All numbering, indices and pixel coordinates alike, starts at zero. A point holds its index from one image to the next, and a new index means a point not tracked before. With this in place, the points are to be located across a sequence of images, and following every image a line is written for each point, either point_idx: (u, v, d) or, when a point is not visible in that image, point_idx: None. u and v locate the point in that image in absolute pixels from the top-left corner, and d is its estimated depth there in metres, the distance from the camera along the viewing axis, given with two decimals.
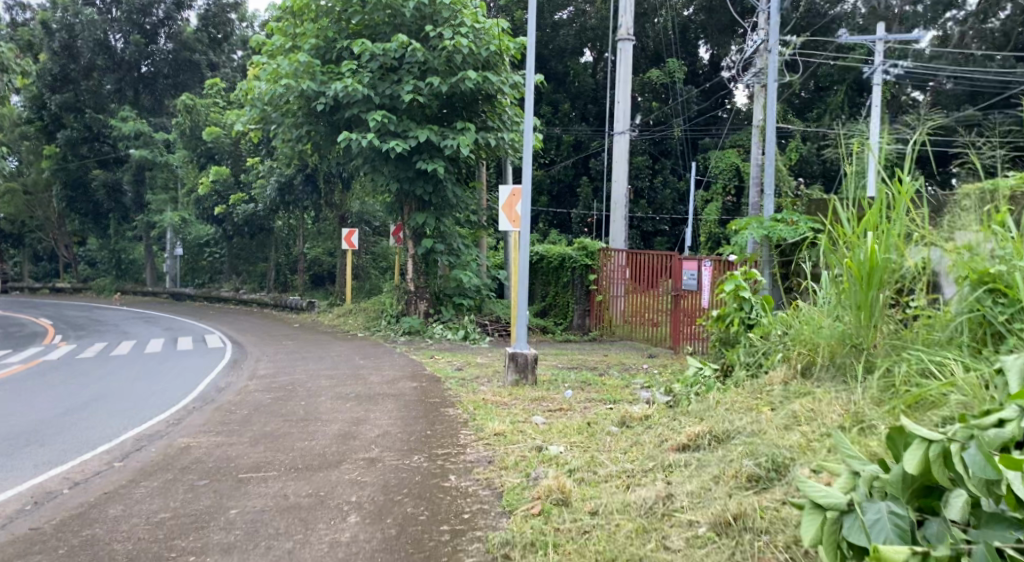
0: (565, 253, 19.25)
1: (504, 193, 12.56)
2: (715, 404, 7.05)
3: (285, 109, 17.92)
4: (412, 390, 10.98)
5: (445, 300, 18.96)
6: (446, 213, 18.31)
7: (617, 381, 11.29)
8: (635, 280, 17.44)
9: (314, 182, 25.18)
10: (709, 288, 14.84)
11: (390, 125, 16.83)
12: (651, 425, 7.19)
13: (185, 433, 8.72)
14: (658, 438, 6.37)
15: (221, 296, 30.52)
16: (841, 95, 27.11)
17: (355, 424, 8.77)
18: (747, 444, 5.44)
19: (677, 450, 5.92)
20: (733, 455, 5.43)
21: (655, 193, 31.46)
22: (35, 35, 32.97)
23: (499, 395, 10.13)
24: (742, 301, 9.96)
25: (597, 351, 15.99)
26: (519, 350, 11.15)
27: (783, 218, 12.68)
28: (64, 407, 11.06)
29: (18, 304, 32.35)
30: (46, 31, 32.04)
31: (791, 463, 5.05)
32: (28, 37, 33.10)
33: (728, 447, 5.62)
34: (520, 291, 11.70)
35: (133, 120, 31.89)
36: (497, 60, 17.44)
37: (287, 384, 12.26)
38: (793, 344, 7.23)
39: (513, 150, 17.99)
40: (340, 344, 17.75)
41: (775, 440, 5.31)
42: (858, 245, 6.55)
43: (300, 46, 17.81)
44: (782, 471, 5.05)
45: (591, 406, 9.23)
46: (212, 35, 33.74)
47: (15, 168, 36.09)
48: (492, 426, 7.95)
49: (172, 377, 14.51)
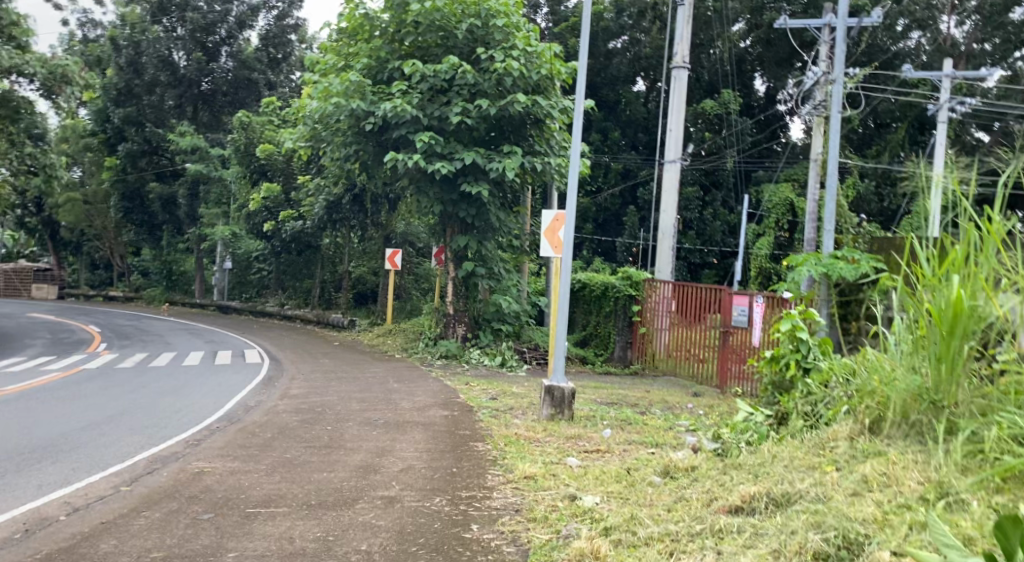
0: (608, 281, 18.59)
1: (548, 217, 11.98)
2: (770, 459, 6.39)
3: (334, 128, 17.64)
4: (442, 420, 10.41)
5: (483, 326, 18.36)
6: (489, 237, 17.80)
7: (659, 421, 10.62)
8: (681, 313, 16.74)
9: (361, 201, 24.93)
10: (761, 325, 14.14)
11: (436, 146, 16.43)
12: (698, 478, 6.56)
13: (201, 456, 8.26)
14: (708, 495, 5.74)
15: (265, 311, 30.38)
16: (903, 132, 26.35)
17: (379, 456, 8.22)
18: (812, 513, 4.79)
19: (727, 512, 5.30)
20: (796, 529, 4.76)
21: (704, 224, 30.67)
22: (103, 50, 33.47)
23: (533, 430, 9.51)
24: (798, 342, 9.38)
25: (639, 387, 15.25)
26: (557, 384, 10.55)
27: (843, 255, 11.95)
28: (86, 420, 10.71)
29: (68, 310, 32.61)
30: (114, 46, 32.51)
31: (866, 541, 4.41)
32: (98, 51, 33.55)
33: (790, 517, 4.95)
34: (559, 319, 11.09)
35: (190, 134, 32.11)
36: (547, 84, 17.00)
37: (316, 406, 11.78)
38: (860, 396, 6.58)
39: (559, 176, 17.39)
40: (377, 365, 17.28)
41: (847, 510, 4.69)
42: (940, 288, 5.87)
43: (352, 65, 17.52)
44: (854, 548, 4.44)
45: (631, 449, 8.59)
46: (272, 54, 33.83)
47: (76, 178, 36.68)
48: (523, 467, 7.34)
49: (202, 392, 14.15)
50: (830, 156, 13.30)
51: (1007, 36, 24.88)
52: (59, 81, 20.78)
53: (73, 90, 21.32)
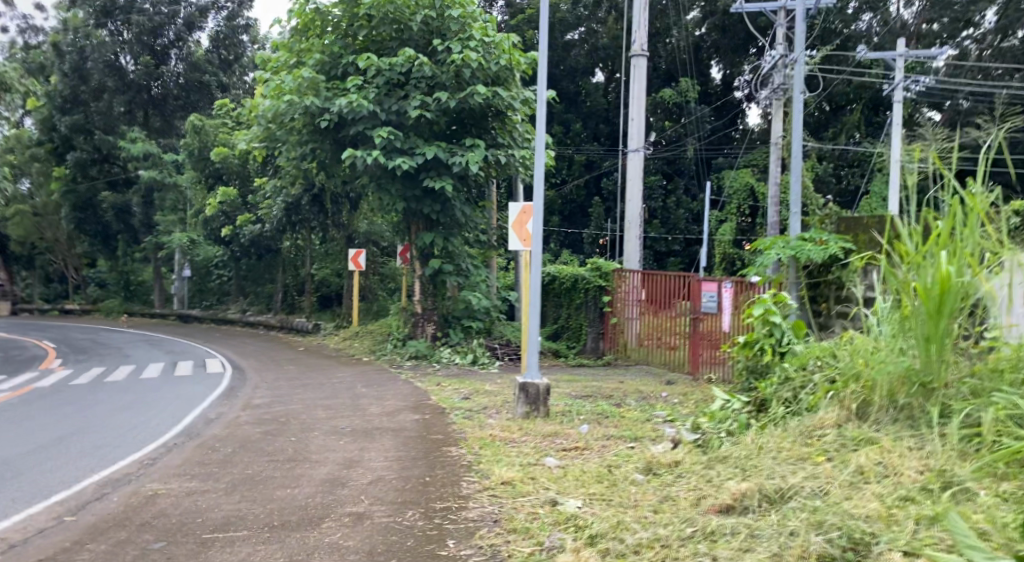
0: (578, 273, 18.36)
1: (514, 210, 11.64)
2: (756, 450, 6.10)
3: (289, 127, 17.13)
4: (412, 425, 10.04)
5: (453, 323, 17.99)
6: (454, 233, 17.49)
7: (635, 414, 10.33)
8: (650, 301, 16.51)
9: (321, 202, 24.32)
10: (730, 311, 13.96)
11: (396, 141, 15.98)
12: (683, 474, 6.24)
13: (156, 477, 7.81)
14: (696, 493, 5.46)
15: (227, 318, 29.68)
16: (858, 113, 26.34)
17: (347, 467, 7.83)
18: (812, 512, 4.59)
19: (718, 511, 5.03)
20: (791, 531, 4.51)
21: (668, 213, 30.58)
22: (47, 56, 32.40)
23: (508, 430, 9.18)
24: (772, 326, 9.24)
25: (612, 378, 15.01)
26: (531, 380, 10.22)
27: (811, 237, 11.69)
28: (36, 442, 10.17)
29: (23, 326, 31.65)
30: (57, 52, 31.32)
31: (873, 540, 4.24)
32: (41, 58, 32.60)
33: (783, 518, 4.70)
34: (531, 313, 10.73)
35: (141, 140, 31.23)
36: (507, 75, 16.57)
37: (281, 416, 11.32)
38: (843, 380, 6.34)
39: (523, 168, 17.05)
40: (343, 369, 16.83)
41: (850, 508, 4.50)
42: (924, 266, 5.62)
43: (305, 62, 17.00)
44: (860, 549, 4.25)
45: (610, 445, 8.28)
46: (223, 56, 32.86)
47: (25, 190, 35.63)
48: (501, 471, 7.00)
49: (161, 406, 13.60)
50: (795, 136, 13.05)
51: (954, 15, 24.52)
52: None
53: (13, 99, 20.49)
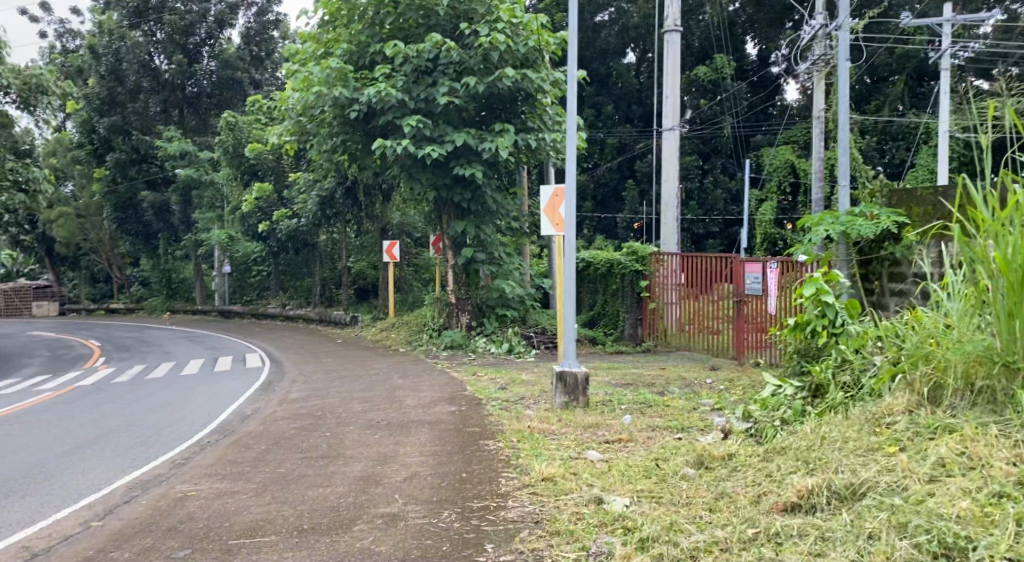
0: (613, 257, 17.76)
1: (546, 193, 11.18)
2: (817, 439, 5.68)
3: (320, 119, 16.92)
4: (449, 417, 9.68)
5: (487, 312, 17.65)
6: (486, 221, 17.09)
7: (681, 402, 9.88)
8: (690, 285, 16.00)
9: (354, 195, 24.07)
10: (777, 292, 13.45)
11: (425, 130, 15.61)
12: (737, 467, 5.83)
13: (186, 478, 7.59)
14: (755, 490, 5.08)
15: (267, 313, 29.64)
16: (902, 84, 25.59)
17: (380, 464, 7.50)
18: (895, 515, 4.24)
19: (783, 511, 4.70)
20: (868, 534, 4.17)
21: (706, 193, 29.90)
22: (84, 60, 32.56)
23: (547, 422, 8.77)
24: (824, 307, 8.78)
25: (654, 364, 14.58)
26: (568, 369, 9.82)
27: (860, 211, 11.08)
28: (70, 442, 10.04)
29: (70, 326, 31.93)
30: (94, 55, 31.48)
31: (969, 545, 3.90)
32: (79, 62, 32.44)
33: (857, 522, 4.35)
34: (566, 301, 10.32)
35: (178, 139, 31.23)
36: (536, 56, 16.12)
37: (315, 411, 11.06)
38: (910, 361, 5.93)
39: (555, 152, 16.62)
40: (381, 361, 16.56)
41: (938, 512, 4.14)
42: (1003, 234, 5.21)
43: (332, 53, 16.69)
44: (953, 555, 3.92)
45: (656, 436, 7.86)
46: (253, 53, 32.74)
47: (68, 193, 35.94)
48: (541, 466, 6.59)
49: (198, 402, 13.46)
50: (841, 107, 12.42)
51: None
52: (35, 93, 19.93)
53: (49, 100, 20.43)
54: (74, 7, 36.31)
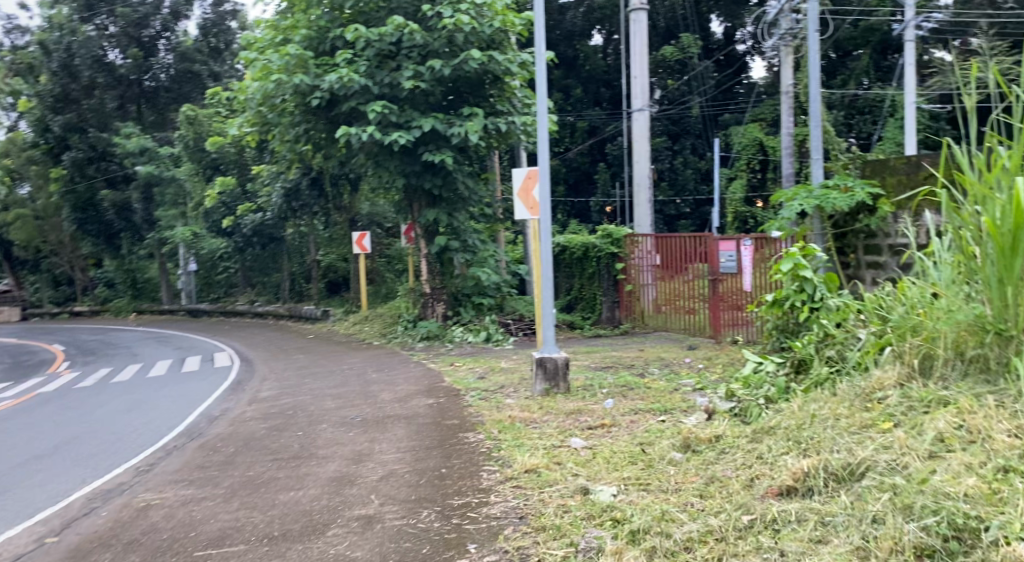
0: (589, 242, 17.57)
1: (519, 176, 10.92)
2: (809, 417, 5.52)
3: (280, 108, 16.46)
4: (426, 410, 9.43)
5: (463, 302, 17.33)
6: (458, 208, 16.85)
7: (662, 383, 9.71)
8: (666, 265, 15.82)
9: (320, 186, 23.63)
10: (751, 269, 13.33)
11: (391, 115, 15.28)
12: (727, 449, 5.63)
13: (152, 487, 7.28)
14: (748, 477, 4.89)
15: (236, 310, 29.10)
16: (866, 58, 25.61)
17: (355, 463, 7.22)
18: (899, 498, 4.06)
19: (777, 495, 4.53)
20: (873, 518, 4.01)
21: (676, 173, 29.72)
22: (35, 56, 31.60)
23: (528, 410, 8.54)
24: (803, 282, 8.90)
25: (632, 346, 14.39)
26: (548, 355, 9.62)
27: (834, 183, 10.95)
28: (32, 452, 9.65)
29: (34, 331, 31.12)
30: (44, 51, 30.59)
31: (981, 526, 3.72)
32: (29, 58, 31.42)
33: (857, 504, 4.21)
34: (544, 285, 10.08)
35: (137, 136, 30.43)
36: (502, 38, 15.89)
37: (288, 409, 10.73)
38: (897, 333, 5.87)
39: (525, 136, 16.36)
40: (354, 355, 16.23)
41: (942, 491, 3.98)
42: (991, 198, 5.09)
43: (291, 39, 16.25)
44: (966, 540, 3.73)
45: (638, 420, 7.65)
46: (212, 44, 32.19)
47: (25, 194, 34.94)
48: (523, 458, 6.35)
49: (167, 404, 13.07)
50: (811, 78, 12.25)
51: None
52: None
53: None
54: (21, 3, 35.23)
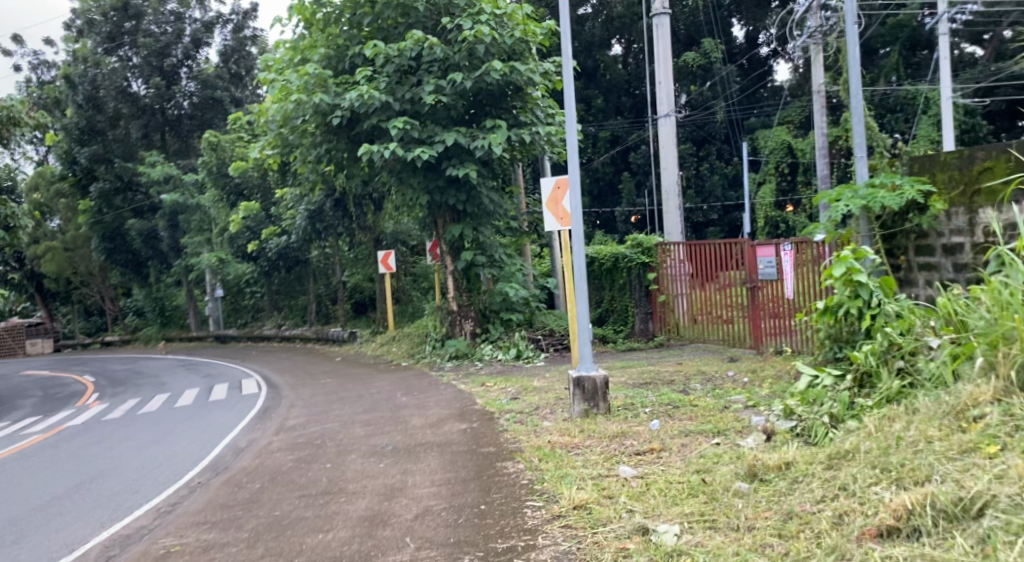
0: (618, 252, 16.95)
1: (547, 185, 10.39)
2: (899, 438, 5.08)
3: (301, 130, 16.06)
4: (460, 437, 8.90)
5: (491, 318, 16.85)
6: (484, 222, 16.30)
7: (710, 400, 9.08)
8: (701, 275, 15.17)
9: (344, 206, 23.33)
10: (792, 275, 12.68)
11: (413, 131, 14.83)
12: (801, 480, 5.13)
13: (171, 531, 6.89)
14: (835, 517, 4.59)
15: (263, 334, 28.79)
16: (896, 56, 24.87)
17: (387, 499, 6.70)
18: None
19: (877, 537, 4.29)
20: None
21: (703, 179, 29.26)
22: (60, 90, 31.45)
23: (568, 434, 7.96)
24: (856, 287, 8.32)
25: (670, 360, 13.81)
26: (585, 374, 9.05)
27: (880, 181, 10.20)
28: (55, 491, 9.35)
29: (64, 362, 31.01)
30: (69, 84, 30.69)
31: None
32: (55, 92, 31.28)
33: (982, 549, 3.95)
34: (578, 299, 9.54)
35: (162, 164, 30.29)
36: (523, 48, 15.34)
37: (316, 438, 10.25)
38: (988, 341, 5.46)
39: (549, 146, 15.88)
40: (383, 377, 15.77)
41: None
42: None
43: (308, 60, 15.81)
44: None
45: (691, 444, 7.05)
46: (234, 70, 32.11)
47: (56, 227, 34.81)
48: (571, 491, 5.83)
49: (194, 435, 12.68)
50: (852, 69, 11.34)
51: None
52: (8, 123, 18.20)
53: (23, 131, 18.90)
54: (47, 37, 35.31)
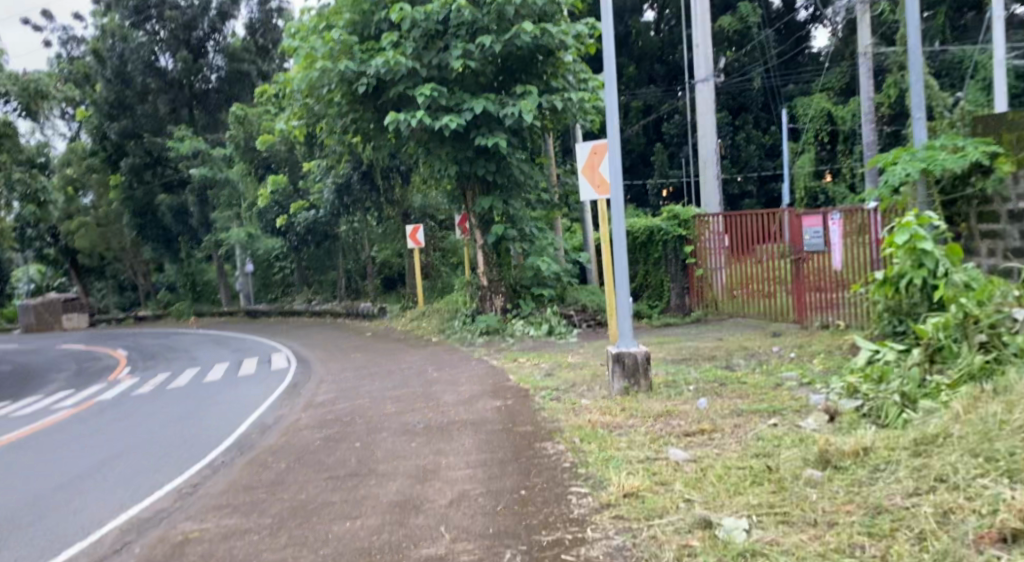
0: (653, 224, 16.23)
1: (583, 152, 9.78)
2: (1002, 425, 4.64)
3: (326, 99, 15.54)
4: (494, 415, 8.41)
5: (523, 294, 16.39)
6: (515, 194, 15.79)
7: (760, 378, 8.49)
8: (741, 247, 14.47)
9: (371, 179, 22.93)
10: (840, 246, 12.01)
11: (441, 99, 14.27)
12: (892, 471, 4.69)
13: (190, 515, 6.52)
14: (939, 511, 4.13)
15: (293, 310, 28.49)
16: (939, 18, 23.70)
17: (420, 482, 6.25)
18: None
19: (1000, 543, 3.79)
20: None
21: (738, 150, 28.13)
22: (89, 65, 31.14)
23: (610, 413, 7.45)
24: (919, 256, 7.72)
25: (709, 335, 13.20)
26: (626, 349, 8.52)
27: (940, 143, 9.51)
28: (77, 469, 9.06)
29: (99, 337, 30.93)
30: (99, 60, 30.38)
31: None
32: (85, 68, 30.94)
33: None
34: (618, 271, 8.99)
35: (190, 138, 29.76)
36: (553, 10, 14.70)
37: (344, 415, 9.82)
38: None
39: (581, 114, 15.25)
40: (413, 352, 15.34)
41: None
42: None
43: (333, 26, 15.23)
44: None
45: (745, 425, 6.52)
46: (259, 43, 31.69)
47: (89, 203, 34.59)
48: (619, 478, 5.40)
49: (221, 412, 12.36)
50: (911, 27, 10.58)
51: None
52: (36, 97, 17.18)
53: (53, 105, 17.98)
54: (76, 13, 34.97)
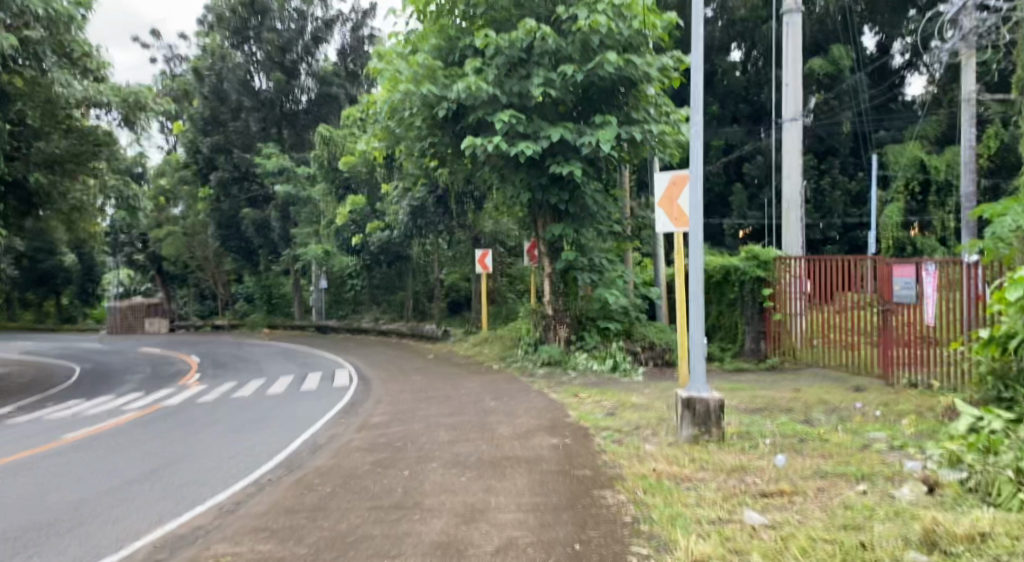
0: (730, 264, 15.49)
1: (662, 182, 9.29)
2: None
3: (408, 122, 15.30)
4: (551, 454, 7.86)
5: (588, 326, 15.78)
6: (586, 224, 15.17)
7: (844, 436, 7.78)
8: (827, 294, 13.57)
9: (445, 203, 22.73)
10: (934, 299, 11.04)
11: (519, 125, 13.90)
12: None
13: (224, 536, 6.15)
14: None
15: (360, 328, 28.43)
16: None
17: (466, 523, 5.79)
18: None
19: None
20: None
21: (823, 195, 27.13)
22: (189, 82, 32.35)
23: (675, 463, 6.86)
24: None
25: (786, 385, 12.42)
26: (697, 395, 7.91)
27: None
28: (126, 475, 8.82)
29: (174, 343, 31.34)
30: (197, 76, 31.27)
31: None
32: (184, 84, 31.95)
33: None
34: (691, 310, 8.41)
35: (276, 155, 30.20)
36: (639, 40, 14.13)
37: (396, 441, 9.41)
38: None
39: (661, 146, 14.73)
40: (472, 379, 14.91)
41: None
42: None
43: (418, 51, 15.04)
44: None
45: (829, 489, 5.87)
46: (350, 68, 31.93)
47: (178, 214, 35.04)
48: (690, 542, 4.93)
49: (274, 425, 12.12)
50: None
51: None
52: (135, 109, 17.19)
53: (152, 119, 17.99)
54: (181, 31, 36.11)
